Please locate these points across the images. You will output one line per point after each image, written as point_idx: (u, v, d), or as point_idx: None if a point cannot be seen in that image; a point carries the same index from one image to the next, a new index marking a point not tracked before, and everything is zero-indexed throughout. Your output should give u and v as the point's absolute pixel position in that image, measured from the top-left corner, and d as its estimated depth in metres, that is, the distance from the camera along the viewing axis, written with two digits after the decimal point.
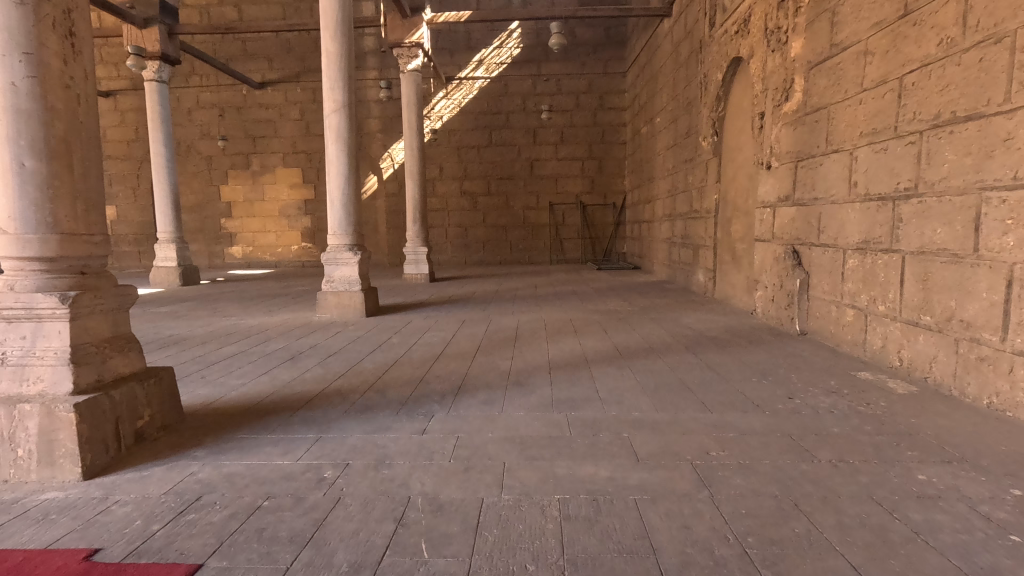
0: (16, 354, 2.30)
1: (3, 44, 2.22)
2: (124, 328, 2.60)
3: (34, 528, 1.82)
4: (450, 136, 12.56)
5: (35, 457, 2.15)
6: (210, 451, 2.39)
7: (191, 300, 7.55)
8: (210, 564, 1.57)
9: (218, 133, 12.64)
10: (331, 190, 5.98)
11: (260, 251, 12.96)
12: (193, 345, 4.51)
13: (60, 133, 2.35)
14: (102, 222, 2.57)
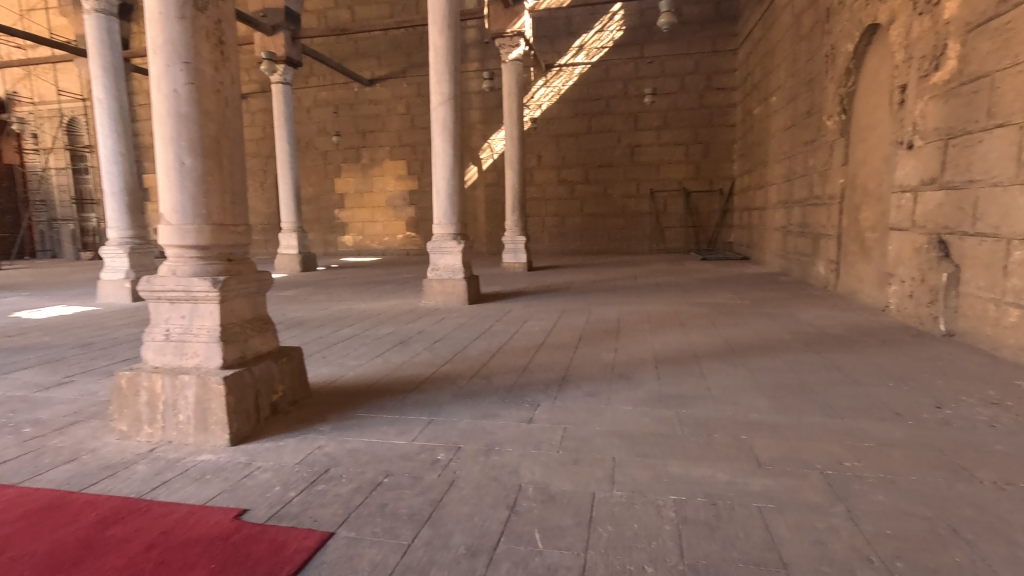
0: (178, 330, 2.60)
1: (168, 56, 2.51)
2: (262, 310, 2.85)
3: (193, 485, 2.06)
4: (549, 124, 12.49)
5: (193, 422, 2.44)
6: (334, 427, 2.57)
7: (310, 285, 8.19)
8: (341, 532, 1.69)
9: (332, 129, 13.53)
10: (436, 181, 6.18)
11: (369, 240, 13.76)
12: (313, 327, 4.89)
13: (212, 133, 2.63)
14: (245, 214, 2.83)
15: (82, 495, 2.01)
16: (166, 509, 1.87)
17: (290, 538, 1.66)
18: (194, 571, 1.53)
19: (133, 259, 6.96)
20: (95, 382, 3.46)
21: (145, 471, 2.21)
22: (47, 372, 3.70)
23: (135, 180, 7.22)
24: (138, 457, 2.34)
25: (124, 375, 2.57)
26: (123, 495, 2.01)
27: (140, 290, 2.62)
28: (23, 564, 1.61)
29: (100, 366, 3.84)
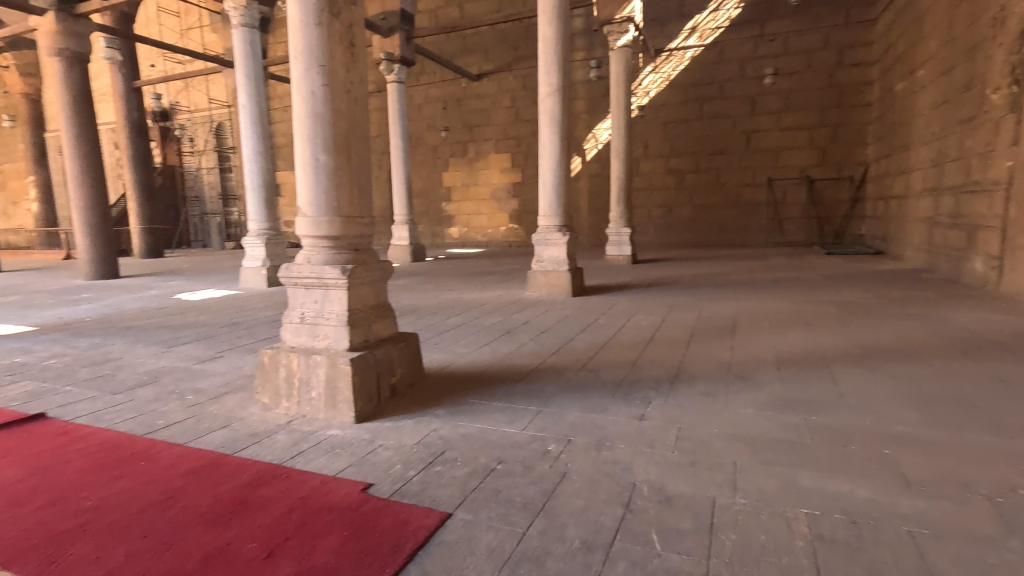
0: (312, 313, 2.84)
1: (307, 61, 2.73)
2: (384, 297, 3.03)
3: (325, 457, 2.25)
4: (658, 112, 12.03)
5: (324, 399, 2.67)
6: (448, 411, 2.68)
7: (421, 275, 8.61)
8: (458, 515, 1.77)
9: (442, 125, 14.05)
10: (543, 173, 6.20)
11: (474, 232, 14.17)
12: (425, 315, 5.13)
13: (343, 131, 2.82)
14: (370, 206, 3.01)
15: (234, 458, 2.29)
16: (303, 478, 2.08)
17: (410, 515, 1.78)
18: (329, 537, 1.69)
19: (269, 250, 7.77)
20: (241, 358, 3.89)
21: (284, 440, 2.44)
22: (203, 347, 4.23)
23: (272, 177, 7.98)
24: (278, 427, 2.59)
25: (267, 353, 2.85)
26: (267, 461, 2.25)
27: (281, 276, 2.89)
28: (192, 515, 1.87)
29: (244, 344, 4.31)
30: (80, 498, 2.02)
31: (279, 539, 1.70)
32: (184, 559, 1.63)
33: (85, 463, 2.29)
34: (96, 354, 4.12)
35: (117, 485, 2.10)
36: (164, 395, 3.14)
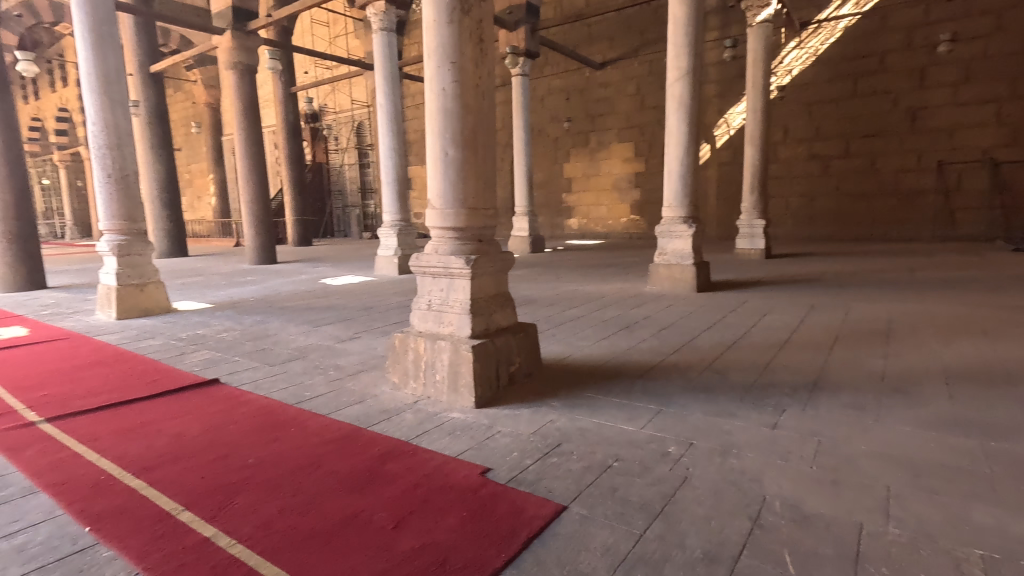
0: (438, 301, 2.99)
1: (439, 59, 2.86)
2: (505, 287, 3.11)
3: (448, 439, 2.39)
4: (802, 92, 10.94)
5: (447, 382, 2.81)
6: (565, 404, 2.69)
7: (539, 266, 8.71)
8: (573, 508, 1.79)
9: (564, 116, 14.03)
10: (669, 162, 5.93)
11: (593, 223, 14.02)
12: (543, 306, 5.19)
13: (471, 125, 2.93)
14: (494, 198, 3.10)
15: (367, 431, 2.50)
16: (426, 457, 2.22)
17: (525, 503, 1.83)
18: (450, 515, 1.80)
19: (401, 240, 8.35)
20: (375, 340, 4.22)
21: (411, 419, 2.62)
22: (343, 328, 4.65)
23: (404, 171, 8.51)
24: (405, 406, 2.78)
25: (398, 336, 3.06)
26: (396, 437, 2.44)
27: (411, 265, 3.09)
28: (332, 480, 2.07)
29: (378, 327, 4.67)
30: (243, 455, 2.33)
31: (406, 512, 1.84)
32: (326, 519, 1.82)
33: (247, 425, 2.63)
34: (259, 330, 4.72)
35: (272, 446, 2.39)
36: (310, 370, 3.51)
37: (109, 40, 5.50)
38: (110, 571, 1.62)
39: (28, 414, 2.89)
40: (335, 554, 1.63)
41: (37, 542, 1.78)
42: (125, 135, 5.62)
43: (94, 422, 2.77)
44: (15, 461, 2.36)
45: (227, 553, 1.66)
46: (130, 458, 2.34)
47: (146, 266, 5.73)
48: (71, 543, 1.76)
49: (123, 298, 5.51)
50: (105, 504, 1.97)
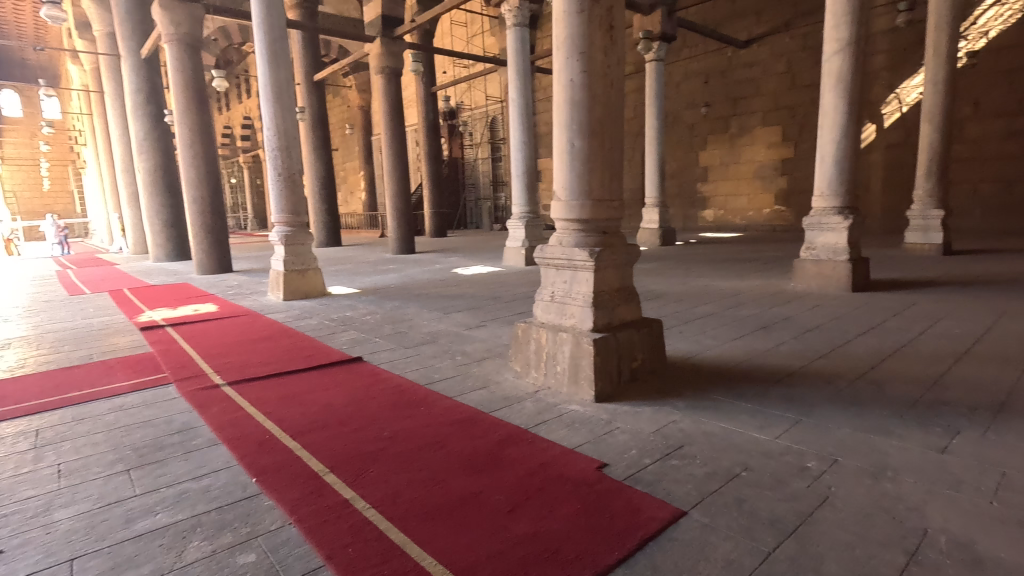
0: (560, 293, 3.05)
1: (568, 50, 2.87)
2: (629, 280, 3.08)
3: (566, 430, 2.42)
4: (1002, 56, 9.18)
5: (568, 374, 2.87)
6: (690, 405, 2.59)
7: (670, 259, 8.36)
8: (694, 514, 1.72)
9: (702, 101, 13.24)
10: (822, 146, 5.34)
11: (731, 215, 13.12)
12: (671, 301, 4.98)
13: (598, 115, 2.91)
14: (621, 189, 3.06)
15: (489, 416, 2.61)
16: (544, 446, 2.26)
17: (642, 503, 1.79)
18: (565, 506, 1.81)
19: (529, 232, 8.53)
20: (500, 328, 4.37)
21: (532, 408, 2.70)
22: (471, 316, 4.88)
23: (533, 164, 8.63)
24: (527, 394, 2.87)
25: (521, 326, 3.17)
26: (516, 424, 2.51)
27: (536, 256, 3.17)
28: (455, 459, 2.19)
29: (504, 316, 4.82)
30: (379, 427, 2.55)
31: (522, 497, 1.89)
32: (448, 495, 1.93)
33: (384, 401, 2.88)
34: (397, 314, 5.12)
35: (404, 422, 2.59)
36: (440, 353, 3.74)
37: (281, 55, 6.27)
38: (270, 518, 1.88)
39: (215, 377, 3.44)
40: (455, 529, 1.73)
41: (218, 486, 2.12)
42: (291, 138, 6.38)
43: (262, 389, 3.21)
44: (204, 416, 2.82)
45: (362, 515, 1.84)
46: (288, 421, 2.68)
47: (306, 254, 6.48)
48: (242, 490, 2.07)
49: (288, 282, 6.29)
50: (269, 460, 2.28)
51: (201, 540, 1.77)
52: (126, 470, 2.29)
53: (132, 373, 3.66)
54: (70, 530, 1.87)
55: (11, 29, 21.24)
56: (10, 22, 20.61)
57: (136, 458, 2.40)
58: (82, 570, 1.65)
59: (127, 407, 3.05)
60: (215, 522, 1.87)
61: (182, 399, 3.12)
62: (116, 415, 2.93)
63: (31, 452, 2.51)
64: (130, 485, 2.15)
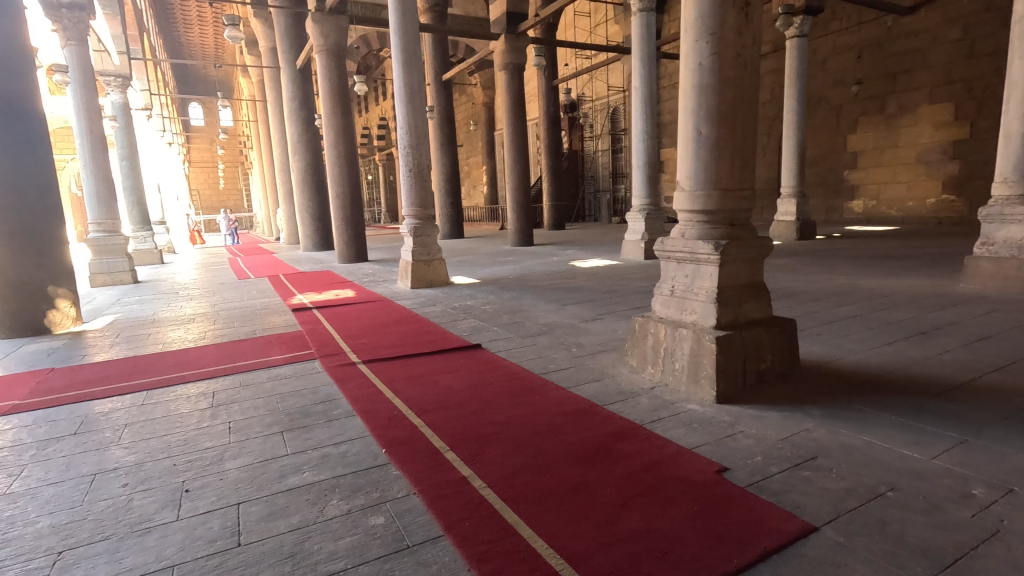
0: (681, 287, 2.95)
1: (697, 32, 2.75)
2: (759, 276, 2.89)
3: (684, 430, 2.35)
4: None
5: (686, 372, 2.76)
6: (827, 414, 2.39)
7: (807, 254, 7.65)
8: (826, 532, 1.59)
9: (852, 78, 11.87)
10: (1007, 124, 4.55)
11: (886, 205, 11.64)
12: (807, 300, 4.56)
13: (729, 100, 2.75)
14: (752, 178, 2.87)
15: (603, 409, 2.60)
16: (659, 443, 2.21)
17: (765, 513, 1.69)
18: (680, 506, 1.76)
19: (649, 224, 8.30)
20: (617, 322, 4.31)
21: (647, 404, 2.64)
22: (587, 309, 4.86)
23: (656, 154, 8.32)
24: (642, 390, 2.82)
25: (638, 320, 3.12)
26: (630, 419, 2.48)
27: (656, 249, 3.10)
28: (567, 448, 2.22)
29: (620, 310, 4.75)
30: (495, 412, 2.66)
31: (634, 493, 1.86)
32: (560, 483, 1.96)
33: (500, 387, 2.99)
34: (514, 305, 5.26)
35: (519, 409, 2.66)
36: (555, 344, 3.78)
37: (414, 58, 6.70)
38: (397, 486, 2.04)
39: (352, 356, 3.80)
40: (566, 517, 1.75)
41: (354, 453, 2.34)
42: (421, 136, 6.79)
43: (392, 368, 3.49)
44: (342, 390, 3.14)
45: (478, 492, 1.93)
46: (413, 400, 2.89)
47: (432, 245, 6.86)
48: (374, 458, 2.28)
49: (415, 271, 6.72)
50: (396, 434, 2.48)
51: (339, 499, 1.98)
52: (279, 432, 2.61)
53: (285, 348, 4.16)
54: (237, 478, 2.18)
55: (199, 50, 24.91)
56: (198, 45, 24.19)
57: (288, 422, 2.73)
58: (247, 513, 1.93)
59: (281, 377, 3.48)
60: (351, 484, 2.08)
61: (325, 374, 3.49)
62: (273, 384, 3.35)
63: (208, 410, 2.96)
64: (282, 445, 2.46)
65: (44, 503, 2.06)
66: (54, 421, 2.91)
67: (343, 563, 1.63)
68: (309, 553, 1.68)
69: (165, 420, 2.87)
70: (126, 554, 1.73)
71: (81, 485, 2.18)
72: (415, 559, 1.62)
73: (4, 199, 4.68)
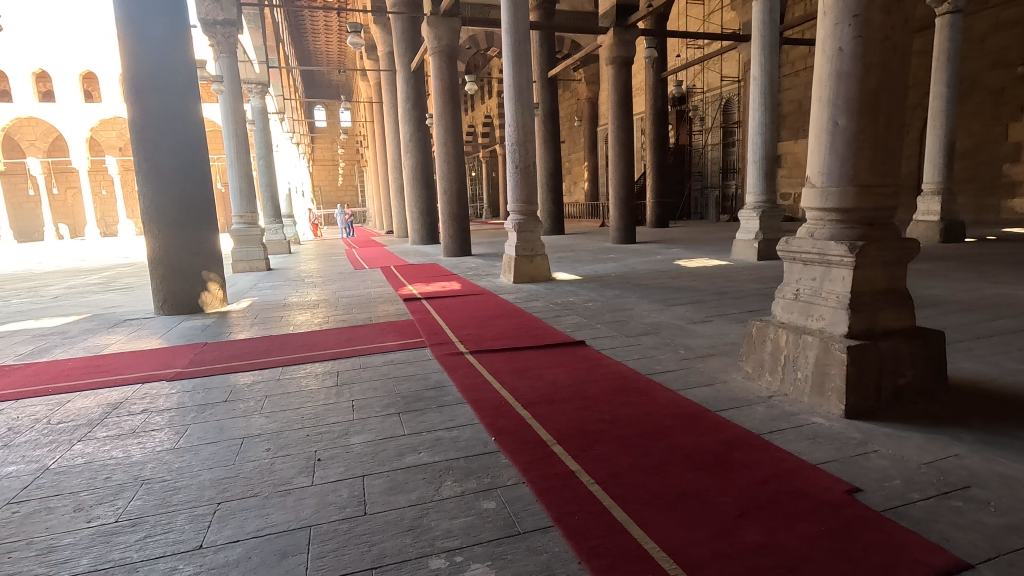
0: (807, 291, 2.77)
1: (838, 15, 2.54)
2: (901, 281, 2.62)
3: (806, 443, 2.20)
4: None
5: (810, 383, 2.57)
6: (980, 440, 2.12)
7: (953, 259, 6.79)
8: (982, 571, 1.42)
9: (1018, 58, 10.30)
10: None
11: None
12: (954, 310, 4.05)
13: (872, 87, 2.52)
14: (897, 173, 2.60)
15: (715, 415, 2.50)
16: (779, 455, 2.08)
17: (908, 542, 1.54)
18: (806, 524, 1.65)
19: (764, 223, 7.80)
20: (728, 325, 4.10)
21: (764, 414, 2.50)
22: (695, 310, 4.67)
23: (774, 148, 7.74)
24: (758, 398, 2.67)
25: (755, 325, 2.96)
26: (746, 427, 2.36)
27: (780, 250, 2.93)
28: (678, 452, 2.16)
29: (732, 313, 4.51)
30: (601, 409, 2.65)
31: (752, 505, 1.77)
32: (672, 486, 1.92)
33: (606, 385, 2.97)
34: (617, 303, 5.18)
35: (625, 409, 2.63)
36: (662, 345, 3.68)
37: (523, 56, 6.80)
38: (506, 474, 2.11)
39: (460, 346, 3.96)
40: (679, 521, 1.71)
41: (465, 438, 2.45)
42: (528, 132, 6.88)
43: (498, 360, 3.58)
44: (452, 378, 3.28)
45: (587, 488, 1.94)
46: (519, 392, 2.95)
47: (535, 241, 6.92)
48: (484, 445, 2.37)
49: (518, 266, 6.82)
50: (504, 423, 2.56)
51: (452, 481, 2.08)
52: (396, 413, 2.79)
53: (398, 335, 4.43)
54: (361, 452, 2.37)
55: (324, 57, 27.08)
56: (324, 52, 26.30)
57: (403, 404, 2.91)
58: (371, 485, 2.09)
59: (396, 362, 3.71)
60: (463, 468, 2.18)
61: (435, 361, 3.67)
62: (389, 367, 3.58)
63: (333, 388, 3.23)
64: (399, 425, 2.63)
65: (204, 459, 2.37)
66: (208, 389, 3.33)
67: (459, 541, 1.71)
68: (427, 529, 1.79)
69: (297, 394, 3.17)
70: (272, 511, 1.94)
71: (233, 446, 2.48)
72: (527, 545, 1.67)
73: (168, 195, 5.39)
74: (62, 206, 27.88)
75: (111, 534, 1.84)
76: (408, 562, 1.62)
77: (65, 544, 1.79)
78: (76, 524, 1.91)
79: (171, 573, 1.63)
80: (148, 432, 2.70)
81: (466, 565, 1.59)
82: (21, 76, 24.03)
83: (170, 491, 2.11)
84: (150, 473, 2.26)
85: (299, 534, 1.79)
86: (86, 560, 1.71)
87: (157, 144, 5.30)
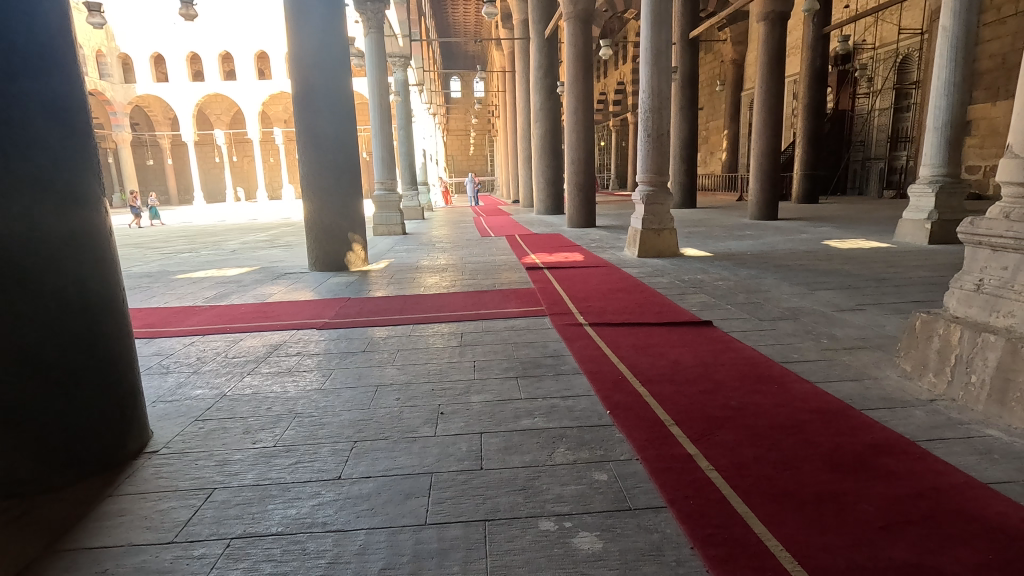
0: (995, 282, 2.36)
1: None
2: None
3: (976, 458, 1.90)
4: None
5: (986, 389, 2.21)
6: None
7: None
8: None
9: None
10: None
11: None
12: None
13: None
14: None
15: (860, 413, 2.25)
16: (941, 468, 1.82)
17: None
18: (969, 550, 1.44)
19: (940, 200, 6.75)
20: (887, 317, 3.60)
21: (923, 418, 2.19)
22: (844, 297, 4.18)
23: (964, 112, 6.49)
24: (916, 401, 2.35)
25: (920, 317, 2.59)
26: (899, 432, 2.09)
27: (961, 232, 2.52)
28: (814, 450, 1.97)
29: (891, 302, 3.97)
30: (727, 395, 2.50)
31: (900, 518, 1.58)
32: (803, 485, 1.77)
33: (733, 370, 2.79)
34: (752, 283, 4.81)
35: (754, 397, 2.46)
36: (802, 333, 3.35)
37: (663, 17, 6.40)
38: (620, 449, 2.09)
39: (580, 317, 3.96)
40: (810, 524, 1.57)
41: (580, 409, 2.46)
42: (664, 98, 6.51)
43: (618, 335, 3.52)
44: (570, 349, 3.29)
45: (705, 474, 1.86)
46: (638, 368, 2.89)
47: (664, 214, 6.62)
48: (599, 418, 2.36)
49: (644, 239, 6.57)
50: (620, 398, 2.52)
51: (565, 449, 2.11)
52: (514, 377, 2.88)
53: (520, 303, 4.53)
54: (480, 411, 2.48)
55: (462, 28, 27.81)
56: (462, 23, 26.98)
57: (522, 369, 2.99)
58: (488, 443, 2.18)
59: (517, 328, 3.81)
60: (577, 438, 2.19)
61: (554, 331, 3.71)
62: (509, 333, 3.69)
63: (456, 348, 3.41)
64: (517, 389, 2.71)
65: (345, 401, 2.63)
66: (349, 339, 3.69)
67: (569, 507, 1.74)
68: (539, 491, 1.83)
69: (425, 351, 3.40)
70: (399, 455, 2.11)
71: (367, 394, 2.73)
72: (637, 522, 1.64)
73: (323, 160, 5.93)
74: (240, 171, 32.19)
75: (270, 457, 2.13)
76: (519, 520, 1.69)
77: (236, 459, 2.12)
78: (244, 444, 2.24)
79: (315, 497, 1.85)
80: (300, 372, 3.07)
81: (575, 532, 1.62)
82: (210, 58, 27.68)
83: (317, 426, 2.39)
84: (301, 408, 2.57)
85: (422, 479, 1.93)
86: (251, 475, 2.00)
87: (315, 116, 5.83)
